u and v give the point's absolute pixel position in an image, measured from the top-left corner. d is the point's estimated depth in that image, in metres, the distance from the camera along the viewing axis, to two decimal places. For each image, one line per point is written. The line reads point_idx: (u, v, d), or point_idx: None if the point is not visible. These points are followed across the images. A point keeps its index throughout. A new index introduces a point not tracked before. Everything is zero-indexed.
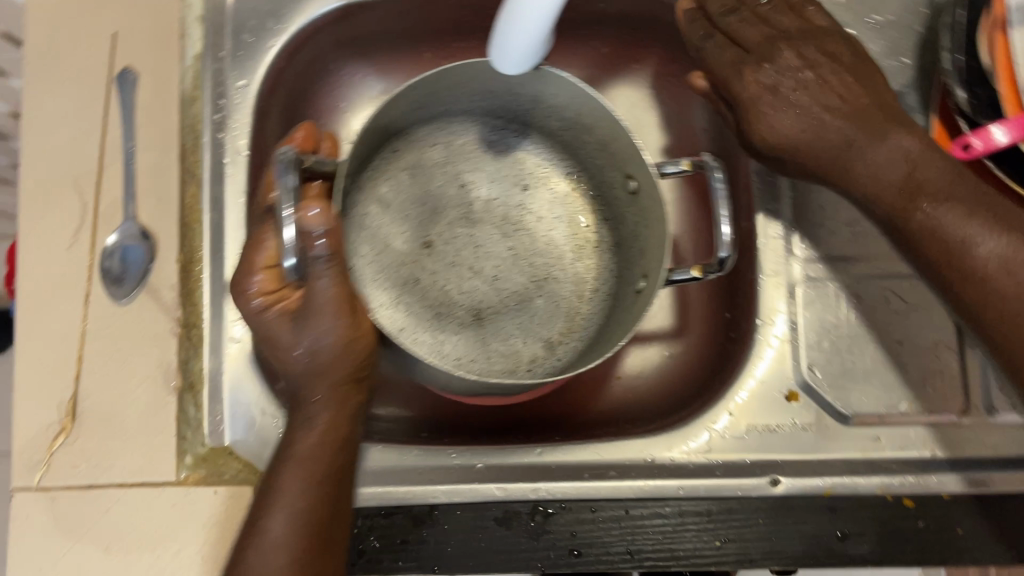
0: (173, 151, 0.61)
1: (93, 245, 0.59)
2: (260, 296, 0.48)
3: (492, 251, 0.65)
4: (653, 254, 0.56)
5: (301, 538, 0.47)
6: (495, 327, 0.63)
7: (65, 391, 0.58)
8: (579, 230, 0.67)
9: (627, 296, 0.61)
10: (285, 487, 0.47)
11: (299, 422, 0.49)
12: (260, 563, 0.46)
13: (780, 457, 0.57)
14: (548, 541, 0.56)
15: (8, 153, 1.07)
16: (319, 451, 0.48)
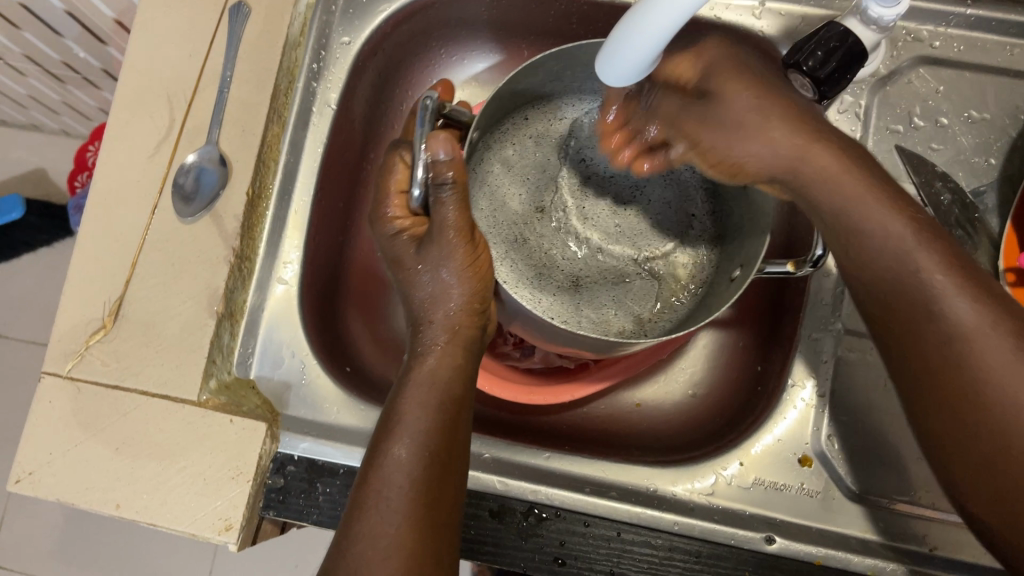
0: (267, 88, 0.62)
1: (172, 160, 0.61)
2: (393, 219, 0.54)
3: (602, 223, 0.65)
4: (754, 245, 0.56)
5: (425, 461, 0.45)
6: (591, 296, 0.64)
7: (114, 292, 0.60)
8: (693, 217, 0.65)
9: (721, 283, 0.60)
10: (411, 422, 0.46)
11: (420, 352, 0.51)
12: (387, 480, 0.44)
13: (781, 518, 0.57)
14: (536, 544, 0.56)
15: (104, 58, 1.10)
16: (433, 390, 0.48)
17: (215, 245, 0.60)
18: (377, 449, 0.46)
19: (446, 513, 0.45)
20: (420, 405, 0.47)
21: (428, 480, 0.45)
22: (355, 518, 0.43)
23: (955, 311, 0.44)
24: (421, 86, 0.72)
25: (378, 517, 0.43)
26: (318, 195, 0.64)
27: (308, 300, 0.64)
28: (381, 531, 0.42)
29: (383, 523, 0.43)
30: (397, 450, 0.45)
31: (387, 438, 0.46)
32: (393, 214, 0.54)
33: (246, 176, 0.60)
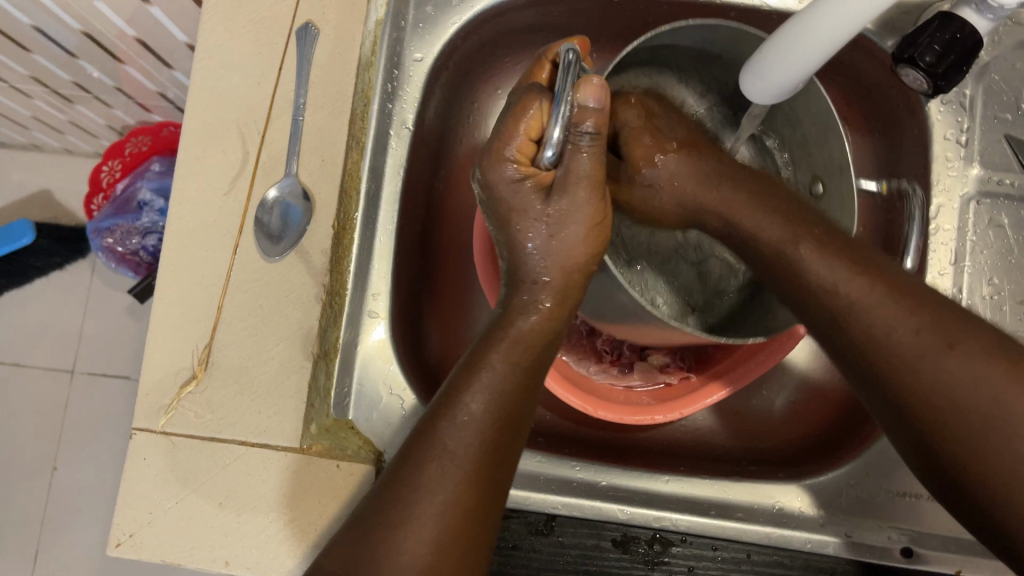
0: (344, 114, 0.59)
1: (250, 196, 0.58)
2: (515, 164, 0.46)
3: None
4: None
5: (497, 416, 0.44)
6: (639, 274, 0.61)
7: (201, 339, 0.57)
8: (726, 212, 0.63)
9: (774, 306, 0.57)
10: (492, 370, 0.45)
11: (517, 303, 0.47)
12: (457, 433, 0.43)
13: (915, 527, 0.56)
14: (664, 571, 0.56)
15: (125, 82, 1.06)
16: (513, 349, 0.46)
17: (305, 283, 0.57)
18: (453, 392, 0.45)
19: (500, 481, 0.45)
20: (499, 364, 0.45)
21: (493, 441, 0.44)
22: (410, 466, 0.43)
23: (896, 330, 0.42)
24: (487, 95, 0.69)
25: (437, 466, 0.43)
26: (401, 220, 0.61)
27: (399, 332, 0.61)
28: (437, 479, 0.42)
29: (433, 472, 0.42)
30: (469, 403, 0.44)
31: (463, 382, 0.45)
32: (514, 155, 0.46)
33: (331, 208, 0.57)
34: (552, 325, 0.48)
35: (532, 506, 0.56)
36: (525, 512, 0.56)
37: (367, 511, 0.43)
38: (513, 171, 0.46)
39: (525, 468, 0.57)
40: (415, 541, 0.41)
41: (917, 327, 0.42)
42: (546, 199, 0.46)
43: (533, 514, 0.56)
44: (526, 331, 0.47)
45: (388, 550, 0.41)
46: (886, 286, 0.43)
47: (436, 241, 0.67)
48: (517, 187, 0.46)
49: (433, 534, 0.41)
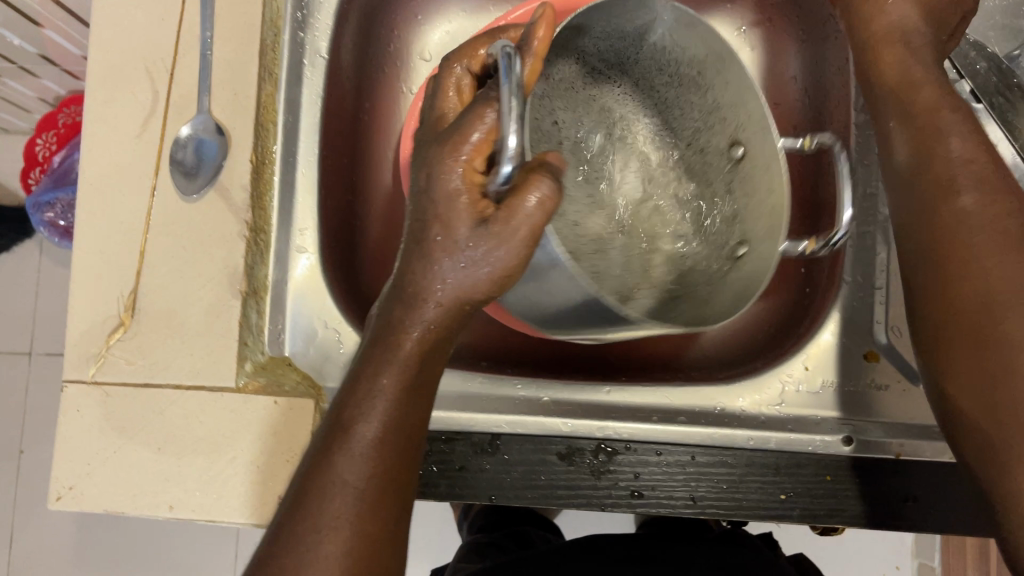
0: (254, 45, 0.57)
1: (164, 136, 0.56)
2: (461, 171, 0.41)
3: (577, 192, 0.63)
4: (755, 222, 0.58)
5: (387, 444, 0.41)
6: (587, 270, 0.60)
7: (126, 286, 0.56)
8: (652, 168, 0.66)
9: (719, 260, 0.62)
10: (385, 390, 0.42)
11: (406, 303, 0.42)
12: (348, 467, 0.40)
13: (852, 416, 0.57)
14: (610, 480, 0.55)
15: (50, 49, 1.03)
16: (404, 370, 0.42)
17: (226, 221, 0.56)
18: (343, 421, 0.42)
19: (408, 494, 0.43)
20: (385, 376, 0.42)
21: (391, 462, 0.42)
22: (305, 500, 0.40)
23: (963, 201, 0.47)
24: (407, 23, 0.68)
25: (333, 498, 0.40)
26: (325, 151, 0.61)
27: (332, 267, 0.60)
28: (327, 511, 0.39)
29: (330, 502, 0.40)
30: (367, 421, 0.41)
31: (359, 401, 0.42)
32: (467, 163, 0.41)
33: (248, 143, 0.56)
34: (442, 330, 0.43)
35: (475, 427, 0.56)
36: (468, 433, 0.56)
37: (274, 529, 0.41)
38: (462, 178, 0.41)
39: (468, 390, 0.58)
40: (329, 554, 0.39)
41: (979, 194, 0.47)
42: (478, 225, 0.40)
43: (476, 435, 0.56)
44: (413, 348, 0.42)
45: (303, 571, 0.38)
46: (1015, 251, 0.45)
47: (365, 175, 0.66)
48: (457, 198, 0.40)
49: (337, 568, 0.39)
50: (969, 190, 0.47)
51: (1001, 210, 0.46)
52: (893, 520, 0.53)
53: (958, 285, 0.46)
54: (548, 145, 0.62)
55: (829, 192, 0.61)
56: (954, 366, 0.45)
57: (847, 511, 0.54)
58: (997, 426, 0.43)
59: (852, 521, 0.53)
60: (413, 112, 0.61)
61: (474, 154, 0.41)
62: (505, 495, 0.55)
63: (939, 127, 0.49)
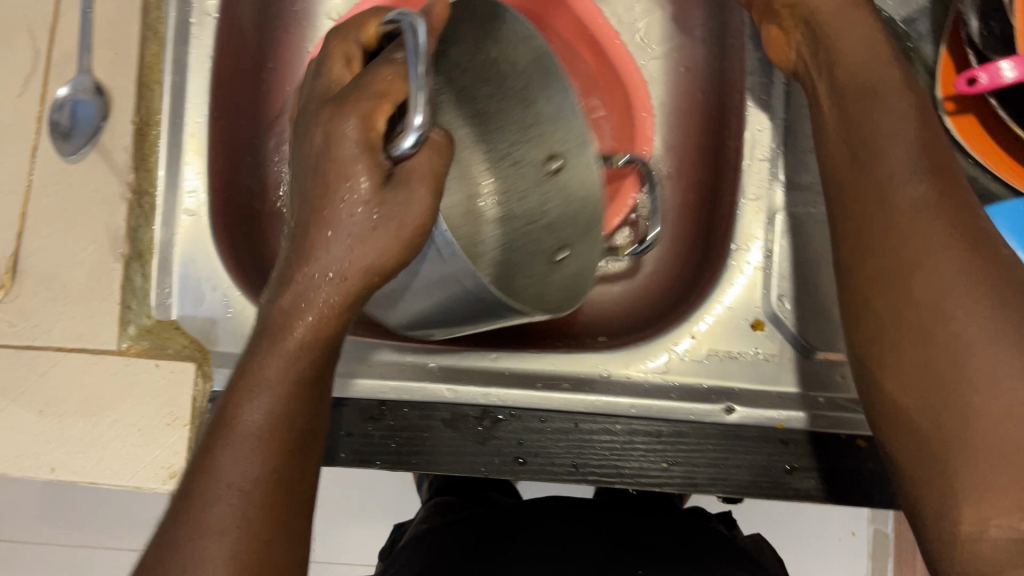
0: (136, 3, 0.56)
1: (44, 97, 0.55)
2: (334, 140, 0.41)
3: (512, 169, 0.59)
4: (580, 213, 0.54)
5: (273, 440, 0.39)
6: (524, 246, 0.58)
7: (6, 248, 0.55)
8: (481, 191, 0.60)
9: (546, 249, 0.56)
10: (267, 384, 0.39)
11: (289, 300, 0.39)
12: (230, 462, 0.38)
13: (740, 386, 0.55)
14: (494, 446, 0.55)
15: None
16: (292, 363, 0.39)
17: (109, 183, 0.55)
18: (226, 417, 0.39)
19: (303, 498, 0.40)
20: (248, 374, 0.39)
21: (278, 465, 0.39)
22: (188, 499, 0.37)
23: (905, 190, 0.42)
24: None
25: (221, 498, 0.37)
26: (214, 111, 0.59)
27: (221, 227, 0.59)
28: (188, 526, 0.37)
29: (207, 498, 0.37)
30: (242, 417, 0.38)
31: (240, 396, 0.39)
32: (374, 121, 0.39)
33: (129, 103, 0.55)
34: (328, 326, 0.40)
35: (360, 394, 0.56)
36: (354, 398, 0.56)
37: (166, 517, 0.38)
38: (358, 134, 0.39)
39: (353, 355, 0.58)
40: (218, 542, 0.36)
41: (923, 184, 0.42)
42: (384, 185, 0.39)
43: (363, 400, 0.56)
44: (300, 336, 0.39)
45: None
46: (939, 223, 0.40)
47: (261, 135, 0.65)
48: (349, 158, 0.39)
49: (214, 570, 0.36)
50: (908, 188, 0.42)
51: (940, 211, 0.41)
52: (771, 488, 0.54)
53: (912, 285, 0.40)
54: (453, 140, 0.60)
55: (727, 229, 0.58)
56: (897, 364, 0.39)
57: (726, 480, 0.54)
58: (943, 439, 0.37)
59: (732, 489, 0.53)
60: None
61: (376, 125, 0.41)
62: (388, 458, 0.55)
63: (876, 129, 0.45)
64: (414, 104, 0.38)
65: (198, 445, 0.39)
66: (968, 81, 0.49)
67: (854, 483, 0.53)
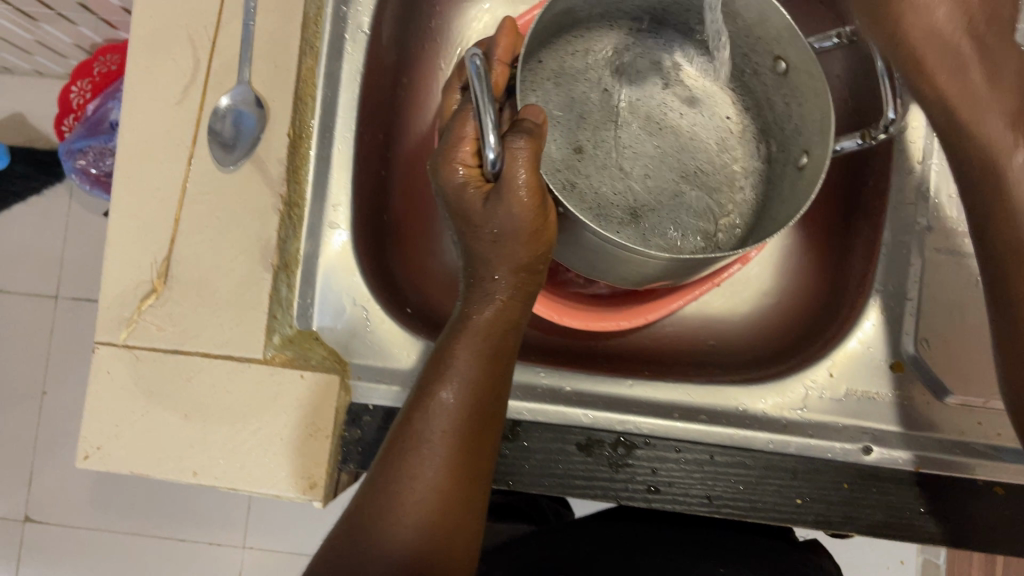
0: (296, 19, 0.57)
1: (203, 105, 0.56)
2: (463, 169, 0.48)
3: (640, 150, 0.63)
4: (813, 121, 0.55)
5: (463, 417, 0.48)
6: (653, 224, 0.61)
7: (159, 252, 0.56)
8: (725, 124, 0.64)
9: (790, 166, 0.59)
10: (459, 363, 0.49)
11: (476, 296, 0.50)
12: (429, 428, 0.48)
13: (876, 427, 0.56)
14: (628, 473, 0.55)
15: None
16: (480, 342, 0.49)
17: (262, 193, 0.56)
18: (427, 389, 0.49)
19: (486, 456, 0.50)
20: (437, 356, 0.50)
21: (468, 428, 0.48)
22: (394, 462, 0.47)
23: None
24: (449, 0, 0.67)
25: (422, 461, 0.47)
26: (361, 129, 0.60)
27: (364, 245, 0.60)
28: (392, 491, 0.47)
29: (410, 465, 0.47)
30: (444, 396, 0.48)
31: (436, 373, 0.49)
32: (461, 160, 0.48)
33: (286, 116, 0.56)
34: (505, 310, 0.50)
35: None
36: None
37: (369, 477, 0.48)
38: (461, 177, 0.48)
39: None
40: (417, 496, 0.47)
41: None
42: (486, 203, 0.47)
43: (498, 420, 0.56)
44: (485, 321, 0.50)
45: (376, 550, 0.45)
46: None
47: (395, 152, 0.65)
48: (463, 192, 0.48)
49: (414, 524, 0.46)
50: None
51: None
52: (906, 530, 0.53)
53: None
54: (602, 113, 0.63)
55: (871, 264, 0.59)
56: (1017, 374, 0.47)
57: (860, 519, 0.54)
58: None
59: (865, 529, 0.54)
60: None
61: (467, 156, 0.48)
62: (522, 479, 0.55)
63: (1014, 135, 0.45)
64: (484, 125, 0.44)
65: (387, 454, 0.48)
66: None
67: (992, 530, 0.53)
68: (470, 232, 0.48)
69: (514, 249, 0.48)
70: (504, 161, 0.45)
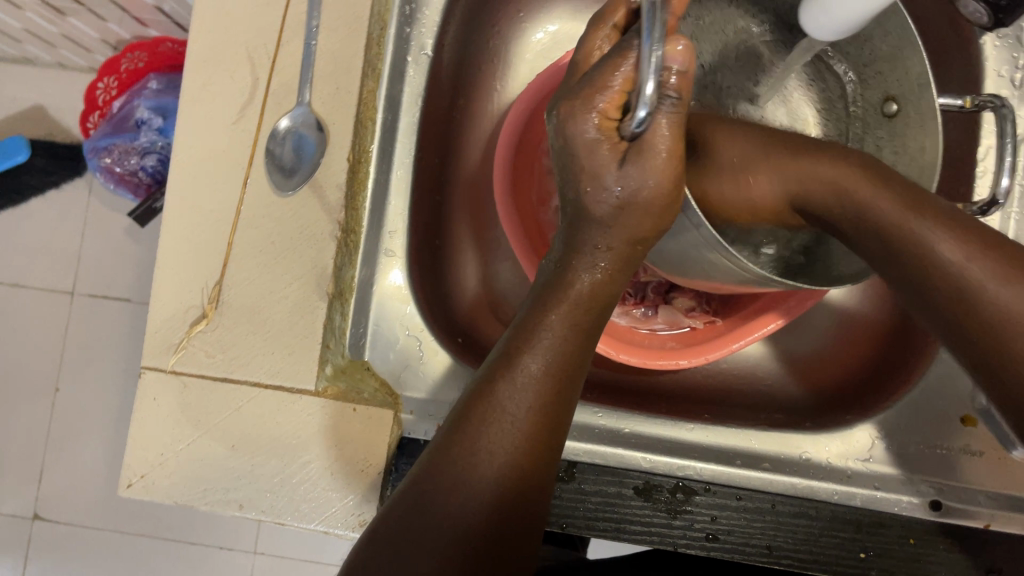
0: (360, 39, 0.55)
1: (262, 126, 0.55)
2: (598, 117, 0.41)
3: None
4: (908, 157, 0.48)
5: (552, 384, 0.43)
6: (706, 224, 0.53)
7: (211, 276, 0.54)
8: None
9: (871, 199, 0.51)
10: (553, 332, 0.43)
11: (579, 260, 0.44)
12: (517, 400, 0.42)
13: (945, 482, 0.55)
14: (686, 520, 0.53)
15: None
16: (575, 310, 0.44)
17: (319, 219, 0.54)
18: (515, 357, 0.43)
19: (561, 439, 0.44)
20: (527, 329, 0.43)
21: (549, 407, 0.43)
22: (462, 436, 0.42)
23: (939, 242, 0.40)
24: (509, 18, 0.65)
25: (504, 435, 0.42)
26: (420, 154, 0.59)
27: (417, 271, 0.59)
28: (462, 472, 0.41)
29: (482, 440, 0.42)
30: (529, 366, 0.43)
31: (526, 338, 0.43)
32: (601, 110, 0.41)
33: (347, 140, 0.54)
34: (607, 284, 0.45)
35: None
36: None
37: (431, 453, 0.43)
38: (593, 126, 0.41)
39: None
40: (489, 475, 0.41)
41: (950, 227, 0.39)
42: (623, 162, 0.41)
43: None
44: (588, 290, 0.44)
45: (436, 535, 0.40)
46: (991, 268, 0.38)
47: (453, 176, 0.64)
48: (595, 146, 0.41)
49: (481, 505, 0.41)
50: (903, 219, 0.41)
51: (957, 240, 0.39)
52: None
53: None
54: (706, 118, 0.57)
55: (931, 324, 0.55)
56: None
57: None
58: None
59: None
60: (512, 116, 0.59)
61: (608, 105, 0.41)
62: (576, 522, 0.53)
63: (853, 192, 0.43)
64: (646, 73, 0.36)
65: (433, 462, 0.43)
66: None
67: None
68: (591, 190, 0.42)
69: (637, 218, 0.42)
70: (650, 122, 0.39)
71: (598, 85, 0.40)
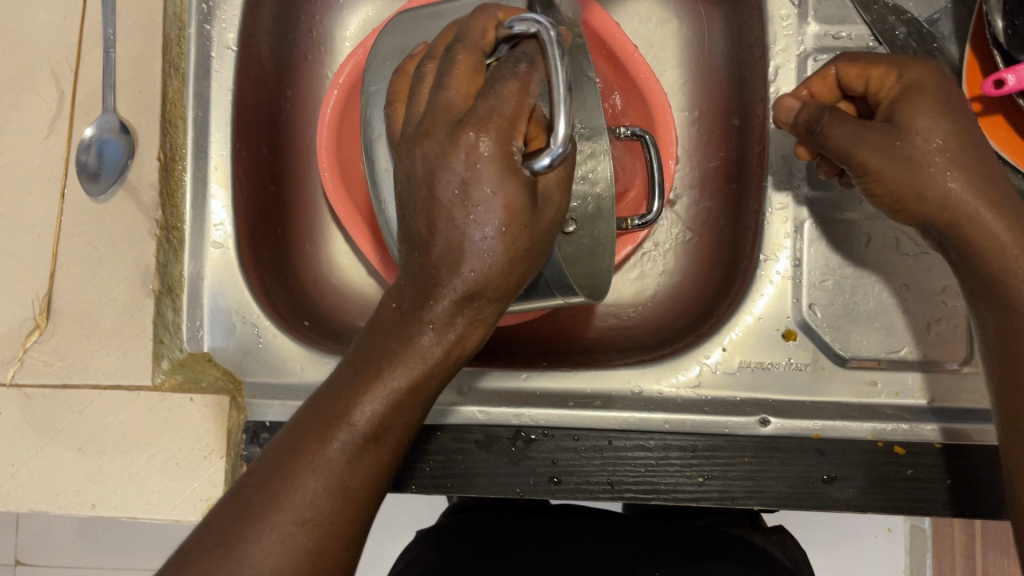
0: (157, 41, 0.57)
1: (71, 136, 0.56)
2: (488, 141, 0.35)
3: None
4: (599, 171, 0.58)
5: (384, 435, 0.38)
6: None
7: (40, 288, 0.56)
8: None
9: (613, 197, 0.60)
10: (387, 386, 0.37)
11: (421, 292, 0.37)
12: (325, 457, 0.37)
13: (773, 398, 0.55)
14: (528, 467, 0.55)
15: None
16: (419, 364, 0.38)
17: (136, 219, 0.56)
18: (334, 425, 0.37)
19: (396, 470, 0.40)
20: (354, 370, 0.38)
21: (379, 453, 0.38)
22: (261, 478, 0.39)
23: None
24: (327, 7, 0.67)
25: (299, 494, 0.37)
26: (236, 145, 0.60)
27: (250, 260, 0.60)
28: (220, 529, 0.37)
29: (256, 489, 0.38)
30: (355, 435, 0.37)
31: (353, 389, 0.38)
32: (476, 131, 0.35)
33: (154, 139, 0.56)
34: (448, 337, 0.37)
35: None
36: None
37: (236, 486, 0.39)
38: (482, 146, 0.35)
39: None
40: None
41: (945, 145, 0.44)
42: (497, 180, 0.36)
43: None
44: (435, 342, 0.38)
45: None
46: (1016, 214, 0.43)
47: (287, 167, 0.65)
48: (477, 171, 0.35)
49: None
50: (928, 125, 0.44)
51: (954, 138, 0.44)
52: (809, 498, 0.53)
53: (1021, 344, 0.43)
54: None
55: (756, 237, 0.58)
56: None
57: (765, 492, 0.53)
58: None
59: (771, 502, 0.53)
60: (328, 102, 0.60)
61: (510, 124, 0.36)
62: (422, 482, 0.56)
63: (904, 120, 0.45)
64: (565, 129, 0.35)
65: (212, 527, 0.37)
66: (995, 85, 0.48)
67: (893, 491, 0.53)
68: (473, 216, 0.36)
69: (504, 265, 0.37)
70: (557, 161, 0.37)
71: (496, 104, 0.36)
